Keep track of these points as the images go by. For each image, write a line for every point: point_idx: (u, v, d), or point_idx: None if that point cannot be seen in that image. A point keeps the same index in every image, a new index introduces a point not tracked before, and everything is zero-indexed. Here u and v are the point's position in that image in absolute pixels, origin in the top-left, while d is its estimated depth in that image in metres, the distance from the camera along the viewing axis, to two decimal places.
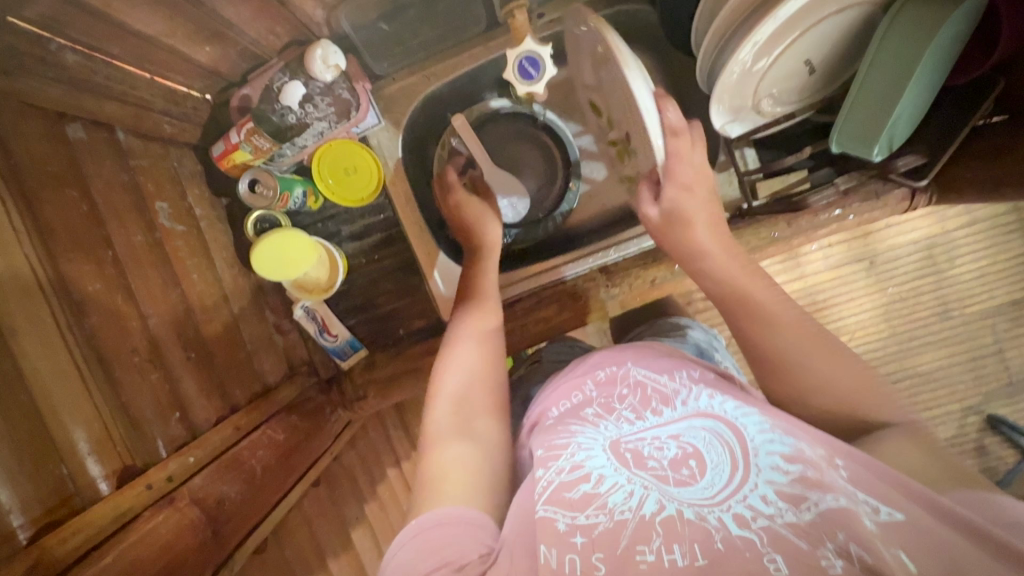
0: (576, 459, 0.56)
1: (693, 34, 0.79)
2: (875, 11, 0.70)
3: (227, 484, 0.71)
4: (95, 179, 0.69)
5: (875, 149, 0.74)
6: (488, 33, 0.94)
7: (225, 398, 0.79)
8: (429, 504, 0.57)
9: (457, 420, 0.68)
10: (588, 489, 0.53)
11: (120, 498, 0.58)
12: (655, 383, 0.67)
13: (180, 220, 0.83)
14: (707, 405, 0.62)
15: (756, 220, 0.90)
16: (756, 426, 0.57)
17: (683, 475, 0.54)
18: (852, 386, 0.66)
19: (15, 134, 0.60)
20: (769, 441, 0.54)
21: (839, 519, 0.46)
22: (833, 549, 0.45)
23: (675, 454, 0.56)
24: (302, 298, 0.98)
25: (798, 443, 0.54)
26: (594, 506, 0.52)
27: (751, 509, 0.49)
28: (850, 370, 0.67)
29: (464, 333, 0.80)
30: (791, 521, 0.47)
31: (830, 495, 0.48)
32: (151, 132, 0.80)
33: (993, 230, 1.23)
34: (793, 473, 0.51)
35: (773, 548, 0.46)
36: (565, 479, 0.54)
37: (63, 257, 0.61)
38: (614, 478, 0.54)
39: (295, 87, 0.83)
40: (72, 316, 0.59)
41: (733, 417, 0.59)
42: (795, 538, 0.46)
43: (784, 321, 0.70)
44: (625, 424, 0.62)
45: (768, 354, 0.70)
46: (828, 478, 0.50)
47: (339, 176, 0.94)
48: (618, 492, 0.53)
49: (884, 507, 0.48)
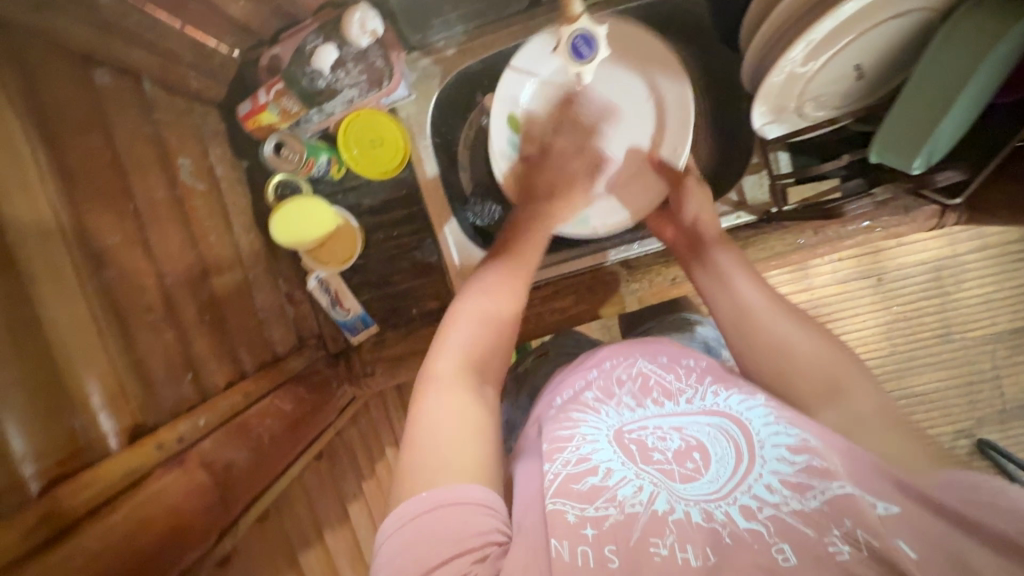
0: (582, 452, 0.57)
1: (741, 33, 0.78)
2: (933, 18, 0.69)
3: (235, 450, 0.67)
4: (120, 127, 0.67)
5: (915, 162, 0.73)
6: (529, 12, 0.92)
7: (235, 364, 0.78)
8: (431, 477, 0.50)
9: (463, 379, 0.59)
10: (597, 482, 0.53)
11: (130, 456, 0.55)
12: (659, 377, 0.67)
13: (200, 178, 0.80)
14: (711, 403, 0.62)
15: (784, 226, 0.88)
16: (760, 418, 0.58)
17: (688, 468, 0.54)
18: (819, 358, 0.66)
19: (41, 72, 0.58)
20: (773, 433, 0.56)
21: (847, 506, 0.47)
22: (839, 535, 0.46)
23: (678, 446, 0.57)
24: (317, 269, 0.96)
25: (802, 433, 0.55)
26: (603, 498, 0.52)
27: (756, 499, 0.50)
28: (816, 344, 0.68)
29: (494, 281, 0.71)
30: (796, 509, 0.49)
31: (836, 482, 0.50)
32: (177, 86, 0.78)
33: (1001, 258, 1.23)
34: (799, 463, 0.52)
35: (780, 538, 0.47)
36: (573, 471, 0.54)
37: (85, 205, 0.59)
38: (622, 471, 0.54)
39: (328, 51, 0.81)
40: (91, 267, 0.58)
41: (740, 412, 0.60)
42: (801, 526, 0.47)
43: (753, 295, 0.73)
44: (625, 411, 0.63)
45: (738, 318, 0.72)
46: (833, 466, 0.51)
47: (364, 147, 0.91)
48: (627, 486, 0.52)
49: (881, 501, 0.49)
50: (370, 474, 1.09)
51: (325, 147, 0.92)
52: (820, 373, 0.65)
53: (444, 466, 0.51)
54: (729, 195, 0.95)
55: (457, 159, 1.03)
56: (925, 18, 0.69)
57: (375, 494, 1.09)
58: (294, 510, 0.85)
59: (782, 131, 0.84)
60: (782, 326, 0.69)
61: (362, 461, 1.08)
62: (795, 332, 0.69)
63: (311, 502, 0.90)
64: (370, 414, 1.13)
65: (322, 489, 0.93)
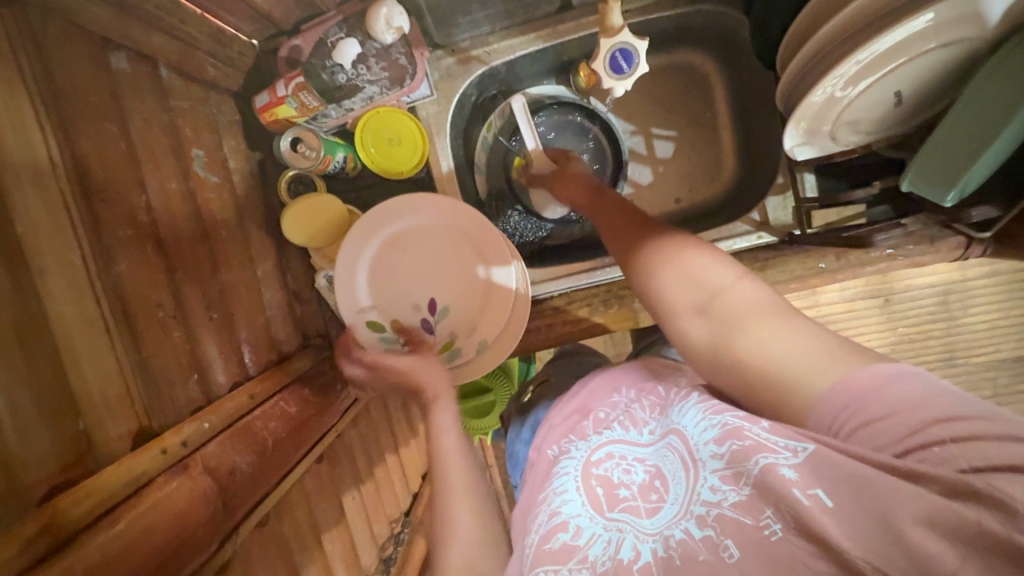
0: (555, 507, 0.59)
1: (780, 53, 0.76)
2: (981, 49, 0.67)
3: (239, 454, 0.65)
4: (134, 114, 0.64)
5: (949, 193, 0.71)
6: (559, 15, 0.90)
7: (241, 363, 0.77)
8: None
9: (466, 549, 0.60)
10: (568, 540, 0.55)
11: (135, 462, 0.54)
12: (627, 411, 0.67)
13: (214, 170, 0.78)
14: (669, 422, 0.60)
15: (805, 248, 0.86)
16: (693, 419, 0.56)
17: (652, 501, 0.54)
18: (698, 278, 0.58)
19: (57, 55, 0.56)
20: (703, 430, 0.54)
21: (765, 484, 0.46)
22: (771, 515, 0.45)
23: (642, 479, 0.57)
24: (325, 267, 0.94)
25: (723, 417, 0.53)
26: (575, 559, 0.54)
27: (705, 505, 0.50)
28: (696, 262, 0.59)
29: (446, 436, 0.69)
30: (735, 502, 0.48)
31: (754, 459, 0.47)
32: (194, 73, 0.75)
33: (1010, 285, 1.21)
34: (726, 454, 0.50)
35: (726, 537, 0.47)
36: (544, 533, 0.57)
37: (97, 197, 0.57)
38: (591, 528, 0.55)
39: (351, 46, 0.78)
40: (102, 262, 0.56)
41: (678, 422, 0.58)
42: (741, 518, 0.47)
43: (629, 230, 0.67)
44: (591, 445, 0.65)
45: (626, 259, 0.66)
46: (751, 441, 0.49)
47: (381, 145, 0.88)
48: (597, 543, 0.54)
49: (798, 444, 0.46)
50: (369, 476, 1.08)
51: (342, 144, 0.90)
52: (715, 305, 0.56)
53: None
54: (752, 215, 0.92)
55: (474, 160, 1.03)
56: (974, 48, 0.67)
57: (373, 494, 1.08)
58: (293, 512, 0.83)
59: (813, 154, 0.83)
60: (674, 266, 0.60)
61: (362, 463, 1.06)
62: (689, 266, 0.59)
63: (310, 505, 0.88)
64: (371, 415, 1.12)
65: (322, 491, 0.91)
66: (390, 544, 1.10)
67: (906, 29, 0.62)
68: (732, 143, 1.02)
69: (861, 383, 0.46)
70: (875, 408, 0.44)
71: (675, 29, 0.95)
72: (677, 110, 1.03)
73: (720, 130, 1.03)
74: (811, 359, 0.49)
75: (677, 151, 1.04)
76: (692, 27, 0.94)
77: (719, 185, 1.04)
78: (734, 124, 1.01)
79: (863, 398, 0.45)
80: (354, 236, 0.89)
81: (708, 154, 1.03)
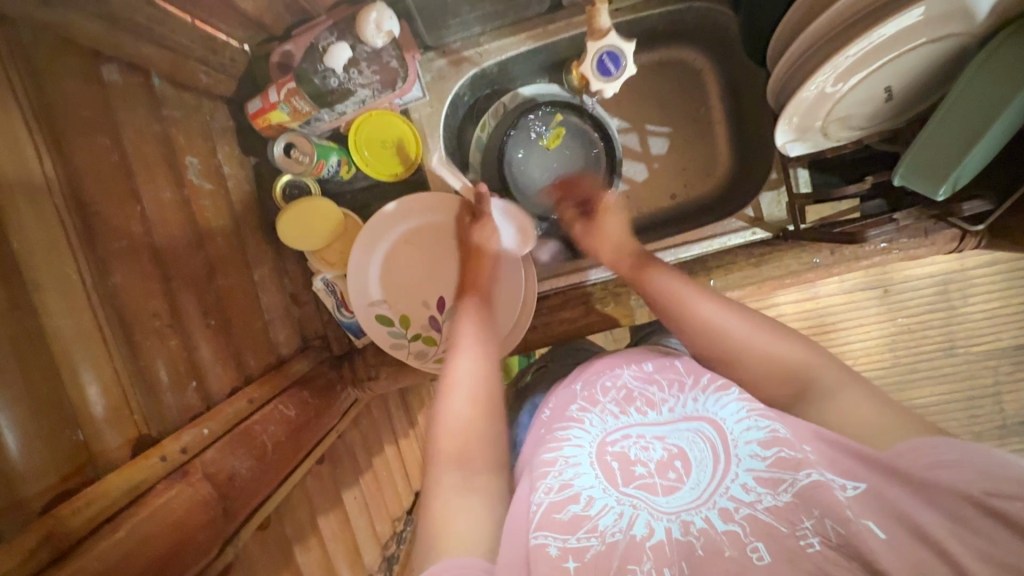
0: (565, 477, 0.58)
1: (769, 49, 0.76)
2: (970, 44, 0.67)
3: (239, 459, 0.67)
4: (127, 125, 0.65)
5: (941, 190, 0.71)
6: (550, 15, 0.90)
7: (240, 368, 0.77)
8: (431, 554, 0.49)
9: (456, 460, 0.56)
10: (579, 511, 0.54)
11: (133, 470, 0.55)
12: (642, 387, 0.67)
13: (208, 177, 0.79)
14: (694, 409, 0.62)
15: (799, 244, 0.86)
16: (734, 415, 0.58)
17: (670, 479, 0.55)
18: (774, 358, 0.62)
19: (48, 69, 0.56)
20: (746, 430, 0.56)
21: (814, 496, 0.49)
22: (809, 527, 0.47)
23: (660, 456, 0.57)
24: (323, 270, 0.94)
25: (772, 423, 0.55)
26: (584, 529, 0.53)
27: (733, 500, 0.51)
28: (769, 343, 0.63)
29: (468, 338, 0.67)
30: (770, 506, 0.50)
31: (804, 472, 0.50)
32: (188, 82, 0.76)
33: (1010, 275, 1.20)
34: (770, 458, 0.53)
35: (755, 537, 0.48)
36: (555, 500, 0.55)
37: (92, 211, 0.57)
38: (603, 499, 0.55)
39: (342, 50, 0.77)
40: (97, 274, 0.57)
41: (715, 412, 0.60)
42: (776, 524, 0.48)
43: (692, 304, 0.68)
44: (609, 418, 0.64)
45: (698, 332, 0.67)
46: (803, 455, 0.52)
47: (376, 149, 0.88)
48: (608, 514, 0.54)
49: (848, 481, 0.49)
50: (370, 475, 1.09)
51: (334, 147, 0.90)
52: (777, 367, 0.62)
53: (444, 542, 0.49)
54: (745, 211, 0.92)
55: (469, 160, 1.03)
56: (961, 42, 0.67)
57: (375, 494, 1.09)
58: (296, 515, 0.84)
59: (805, 150, 0.83)
60: (733, 320, 0.65)
61: (363, 462, 1.07)
62: (746, 324, 0.64)
63: (312, 507, 0.89)
64: (372, 414, 1.14)
65: (323, 492, 0.93)
66: (392, 542, 1.12)
67: (899, 22, 0.62)
68: (726, 138, 1.02)
69: (928, 443, 0.48)
70: (945, 459, 0.47)
71: (669, 25, 0.94)
72: (671, 106, 1.03)
73: (714, 124, 1.02)
74: (872, 414, 0.54)
75: (671, 147, 1.04)
76: (684, 23, 0.94)
77: (714, 180, 1.04)
78: (728, 119, 1.01)
79: (927, 449, 0.48)
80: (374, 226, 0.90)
81: (703, 150, 1.03)
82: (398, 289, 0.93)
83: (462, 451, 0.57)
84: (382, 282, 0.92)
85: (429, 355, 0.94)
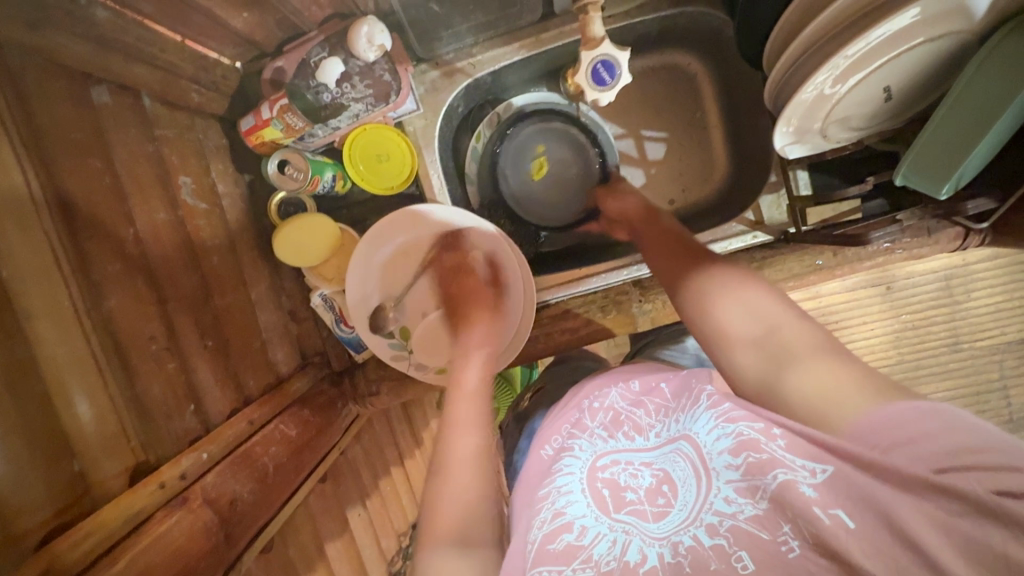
0: (557, 507, 0.56)
1: (766, 50, 0.75)
2: (969, 40, 0.67)
3: (240, 483, 0.66)
4: (119, 147, 0.64)
5: (944, 189, 0.70)
6: (542, 24, 0.89)
7: (238, 389, 0.76)
8: None
9: (454, 535, 0.53)
10: (572, 541, 0.52)
11: (132, 498, 0.54)
12: (630, 410, 0.66)
13: (203, 197, 0.78)
14: (678, 429, 0.59)
15: (802, 246, 0.85)
16: (706, 427, 0.56)
17: (659, 505, 0.53)
18: (752, 319, 0.57)
19: (37, 93, 0.55)
20: (717, 439, 0.53)
21: (783, 500, 0.46)
22: (789, 531, 0.45)
23: (649, 483, 0.56)
24: (320, 286, 0.93)
25: (739, 427, 0.53)
26: (579, 560, 0.51)
27: (717, 515, 0.49)
28: (750, 304, 0.58)
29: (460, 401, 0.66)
30: (751, 515, 0.47)
31: (772, 474, 0.48)
32: (179, 101, 0.75)
33: (1011, 269, 1.19)
34: (741, 465, 0.50)
35: (739, 547, 0.46)
36: (549, 531, 0.54)
37: (85, 236, 0.56)
38: (597, 527, 0.53)
39: (334, 64, 0.77)
40: (90, 300, 0.55)
41: (689, 427, 0.58)
42: (757, 531, 0.47)
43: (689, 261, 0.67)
44: (599, 441, 0.63)
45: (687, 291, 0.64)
46: (769, 455, 0.49)
47: (370, 162, 0.88)
48: (602, 543, 0.52)
49: (817, 466, 0.47)
50: (375, 492, 1.08)
51: (329, 163, 0.90)
52: (753, 330, 0.56)
53: None
54: (745, 215, 0.91)
55: (465, 171, 1.02)
56: (961, 40, 0.67)
57: (380, 511, 1.08)
58: (298, 537, 0.83)
59: (804, 152, 0.83)
60: (761, 303, 0.57)
61: (366, 478, 1.06)
62: (750, 300, 0.58)
63: (315, 527, 0.88)
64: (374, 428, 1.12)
65: (326, 512, 0.91)
66: (398, 558, 1.10)
67: (899, 21, 0.61)
68: (723, 141, 1.01)
69: (895, 412, 0.45)
70: (915, 431, 0.43)
71: (663, 30, 0.93)
72: (666, 112, 1.03)
73: (710, 128, 1.02)
74: (838, 386, 0.49)
75: (668, 152, 1.04)
76: (678, 28, 0.93)
77: (712, 184, 1.03)
78: (724, 122, 1.01)
79: (893, 420, 0.45)
80: (370, 254, 0.90)
81: (700, 155, 1.03)
82: (397, 302, 0.92)
83: (465, 526, 0.54)
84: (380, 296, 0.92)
85: (430, 367, 0.93)
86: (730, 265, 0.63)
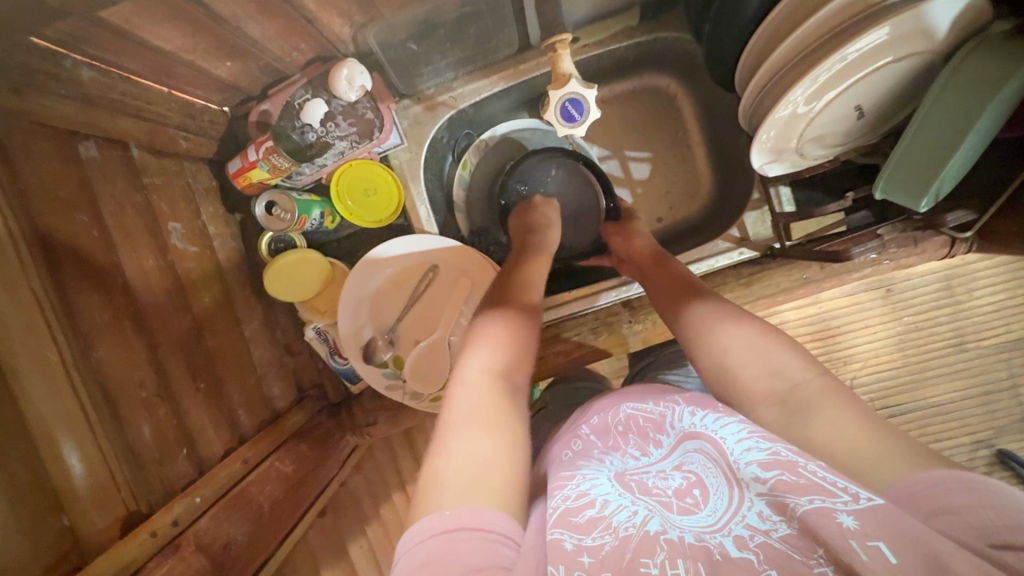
0: (582, 487, 0.51)
1: (738, 70, 0.76)
2: (935, 58, 0.67)
3: (234, 525, 0.68)
4: (106, 200, 0.66)
5: (923, 201, 0.71)
6: (519, 56, 0.91)
7: (233, 428, 0.77)
8: (433, 499, 0.48)
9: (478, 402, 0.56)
10: (594, 513, 0.48)
11: (121, 550, 0.55)
12: (644, 412, 0.63)
13: (193, 240, 0.79)
14: (691, 424, 0.58)
15: (790, 262, 0.85)
16: (734, 435, 0.54)
17: (687, 502, 0.51)
18: (761, 369, 0.60)
19: (25, 155, 0.57)
20: (746, 449, 0.52)
21: (816, 522, 0.44)
22: (823, 557, 0.43)
23: (678, 483, 0.53)
24: (313, 319, 0.94)
25: (774, 446, 0.51)
26: (599, 528, 0.47)
27: (748, 528, 0.47)
28: (760, 354, 0.60)
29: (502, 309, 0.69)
30: (785, 535, 0.45)
31: (805, 497, 0.46)
32: (166, 149, 0.77)
33: (1012, 267, 1.18)
34: (770, 480, 0.48)
35: (768, 565, 0.43)
36: (571, 505, 0.49)
37: (72, 289, 0.58)
38: (619, 501, 0.50)
39: (317, 105, 0.79)
40: (79, 353, 0.57)
41: (714, 431, 0.56)
42: (789, 551, 0.44)
43: (694, 303, 0.70)
44: (630, 460, 0.58)
45: (689, 332, 0.67)
46: (805, 479, 0.47)
47: (358, 197, 0.89)
48: (623, 512, 0.49)
49: (862, 493, 0.45)
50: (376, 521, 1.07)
51: (317, 201, 0.91)
52: (767, 380, 0.59)
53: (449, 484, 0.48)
54: (731, 232, 0.92)
55: (453, 199, 1.04)
56: (927, 59, 0.68)
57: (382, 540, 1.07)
58: None
59: (785, 169, 0.84)
60: (772, 352, 0.60)
61: (367, 507, 1.05)
62: (761, 348, 0.61)
63: None
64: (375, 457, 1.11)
65: None
66: None
67: (866, 42, 0.62)
68: (707, 159, 1.02)
69: (927, 479, 0.46)
70: (950, 502, 0.44)
71: (638, 55, 0.95)
72: (649, 132, 1.04)
73: (694, 146, 1.03)
74: (858, 437, 0.52)
75: (653, 171, 1.05)
76: (652, 52, 0.95)
77: (699, 200, 1.04)
78: (706, 140, 1.02)
79: (931, 489, 0.45)
80: (360, 287, 0.91)
81: (685, 172, 1.04)
82: (387, 331, 0.93)
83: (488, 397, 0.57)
84: (373, 327, 0.93)
85: (425, 395, 0.92)
86: (739, 311, 0.66)
